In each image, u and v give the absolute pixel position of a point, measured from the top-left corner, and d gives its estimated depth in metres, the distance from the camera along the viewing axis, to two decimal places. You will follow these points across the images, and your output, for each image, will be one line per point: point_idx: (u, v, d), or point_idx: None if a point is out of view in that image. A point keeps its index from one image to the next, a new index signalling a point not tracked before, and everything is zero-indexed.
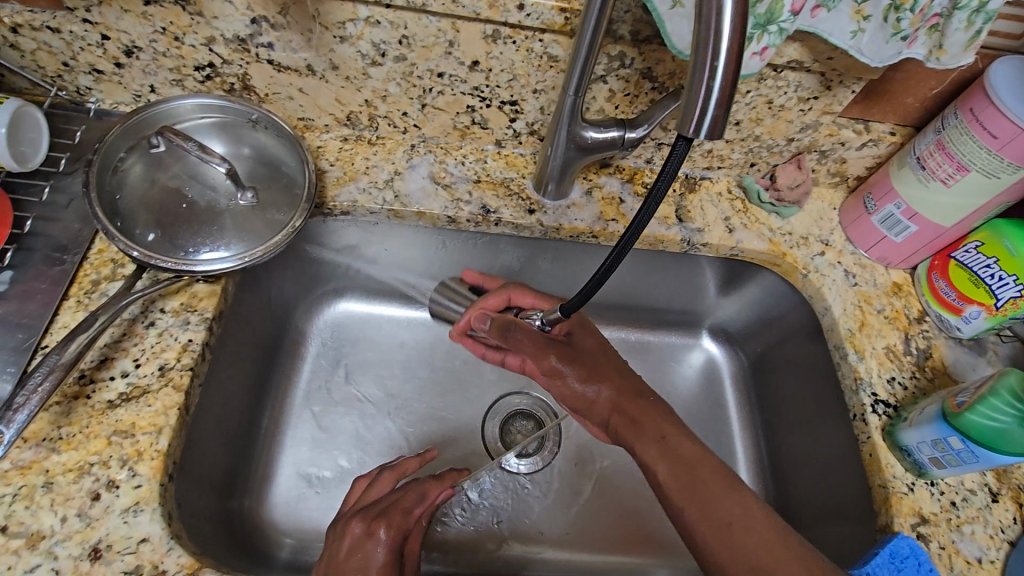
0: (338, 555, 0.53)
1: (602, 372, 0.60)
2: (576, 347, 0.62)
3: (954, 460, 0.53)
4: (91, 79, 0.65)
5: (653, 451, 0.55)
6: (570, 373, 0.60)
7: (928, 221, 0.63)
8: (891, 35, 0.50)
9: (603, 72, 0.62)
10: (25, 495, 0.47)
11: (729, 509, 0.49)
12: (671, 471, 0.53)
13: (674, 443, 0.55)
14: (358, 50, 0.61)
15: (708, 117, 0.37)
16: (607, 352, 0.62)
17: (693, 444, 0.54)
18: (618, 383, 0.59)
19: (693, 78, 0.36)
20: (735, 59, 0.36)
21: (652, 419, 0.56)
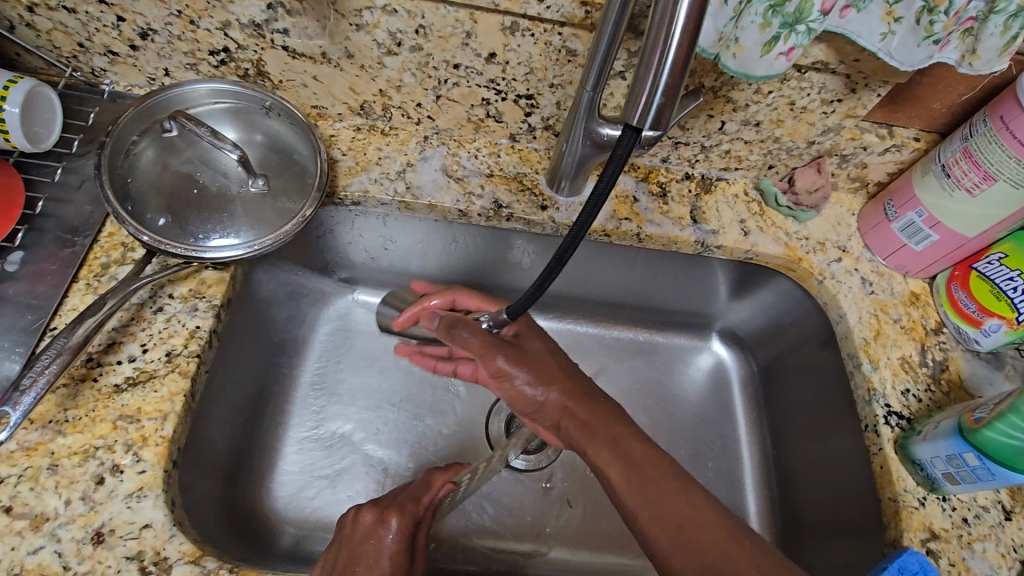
0: (351, 536, 0.53)
1: (552, 374, 0.58)
2: (522, 351, 0.59)
3: (969, 476, 0.52)
4: (106, 61, 0.65)
5: (605, 453, 0.54)
6: (519, 376, 0.58)
7: (951, 230, 0.62)
8: (923, 38, 0.48)
9: (622, 67, 0.61)
10: (30, 476, 0.47)
11: (667, 505, 0.49)
12: (623, 474, 0.52)
13: (624, 444, 0.54)
14: (374, 38, 0.60)
15: (654, 108, 0.42)
16: (555, 354, 0.60)
17: (643, 442, 0.54)
18: (567, 385, 0.58)
19: (643, 69, 0.41)
20: (686, 48, 0.40)
21: (605, 421, 0.55)
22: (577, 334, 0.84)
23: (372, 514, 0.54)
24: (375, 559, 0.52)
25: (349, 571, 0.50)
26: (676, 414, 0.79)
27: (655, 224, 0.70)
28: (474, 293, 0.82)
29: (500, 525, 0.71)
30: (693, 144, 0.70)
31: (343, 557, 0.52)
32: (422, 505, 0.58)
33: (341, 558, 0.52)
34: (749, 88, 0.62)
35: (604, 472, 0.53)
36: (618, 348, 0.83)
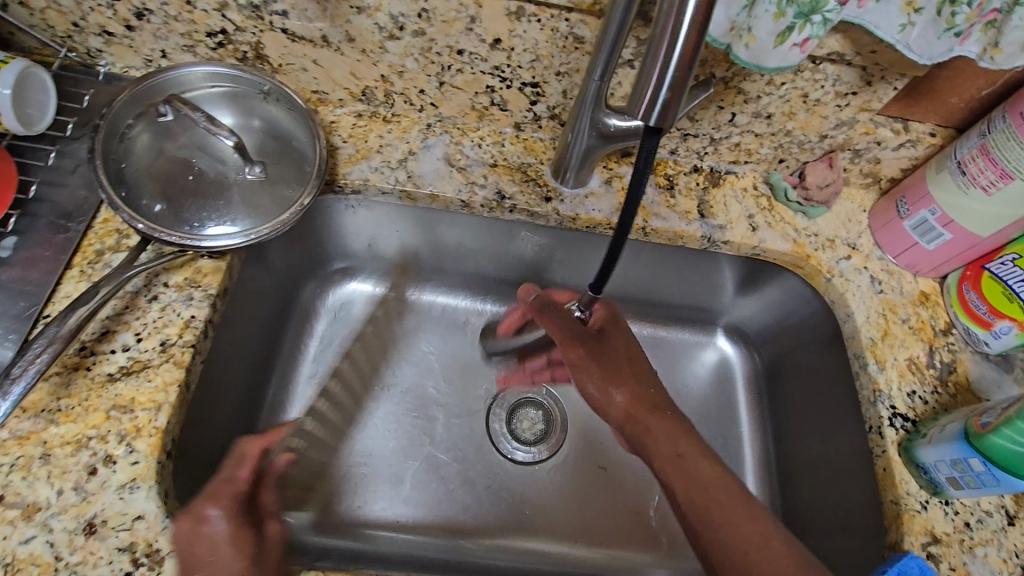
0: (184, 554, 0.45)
1: (623, 377, 0.64)
2: (605, 351, 0.65)
3: (973, 482, 0.51)
4: (101, 41, 0.63)
5: (669, 467, 0.58)
6: (594, 371, 0.65)
7: (963, 229, 0.60)
8: (944, 30, 0.46)
9: (630, 56, 0.59)
10: (22, 466, 0.46)
11: (737, 520, 0.53)
12: (687, 494, 0.56)
13: (690, 464, 0.57)
14: (376, 22, 0.58)
15: (659, 104, 0.41)
16: (632, 357, 0.65)
17: (710, 465, 0.57)
18: (634, 393, 0.63)
19: (648, 63, 0.40)
20: (692, 43, 0.38)
21: (667, 438, 0.59)
22: None
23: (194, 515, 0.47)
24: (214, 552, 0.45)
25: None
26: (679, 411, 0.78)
27: (661, 217, 0.69)
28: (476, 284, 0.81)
29: (498, 518, 0.70)
30: (702, 136, 0.68)
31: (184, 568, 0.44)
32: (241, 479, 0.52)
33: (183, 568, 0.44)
34: (761, 79, 0.60)
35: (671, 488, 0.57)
36: None
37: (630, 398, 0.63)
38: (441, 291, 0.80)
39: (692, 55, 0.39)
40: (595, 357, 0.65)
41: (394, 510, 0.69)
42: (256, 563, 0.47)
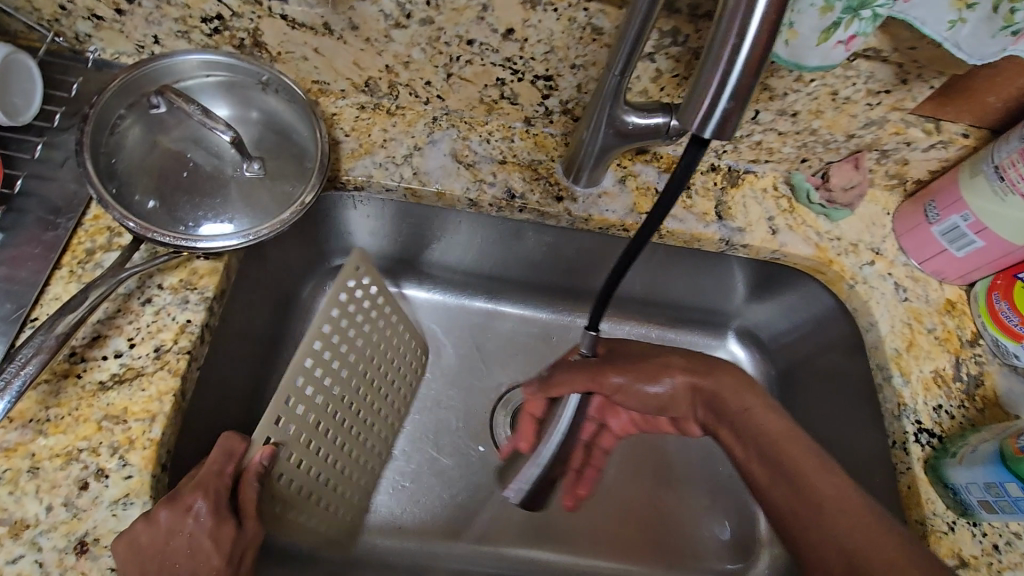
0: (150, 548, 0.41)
1: (663, 367, 0.60)
2: (637, 351, 0.63)
3: (1009, 507, 0.49)
4: (91, 26, 0.59)
5: (736, 425, 0.57)
6: (632, 381, 0.60)
7: (997, 237, 0.57)
8: (999, 28, 0.42)
9: (651, 49, 0.56)
10: (10, 479, 0.44)
11: (808, 471, 0.51)
12: (757, 447, 0.55)
13: (755, 425, 0.55)
14: (381, 9, 0.55)
15: (719, 112, 0.37)
16: (659, 346, 0.63)
17: (774, 415, 0.55)
18: (682, 363, 0.61)
19: (710, 65, 0.37)
20: (760, 51, 0.35)
21: (733, 394, 0.57)
22: None
23: (169, 511, 0.42)
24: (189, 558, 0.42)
25: None
26: None
27: (677, 219, 0.66)
28: (482, 284, 0.78)
29: (501, 524, 0.69)
30: None
31: (152, 569, 0.41)
32: (228, 475, 0.47)
33: (149, 571, 0.41)
34: (789, 75, 0.56)
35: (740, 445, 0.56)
36: None
37: (684, 362, 0.61)
38: (447, 290, 0.79)
39: (759, 61, 0.36)
40: (631, 363, 0.61)
41: (398, 516, 0.68)
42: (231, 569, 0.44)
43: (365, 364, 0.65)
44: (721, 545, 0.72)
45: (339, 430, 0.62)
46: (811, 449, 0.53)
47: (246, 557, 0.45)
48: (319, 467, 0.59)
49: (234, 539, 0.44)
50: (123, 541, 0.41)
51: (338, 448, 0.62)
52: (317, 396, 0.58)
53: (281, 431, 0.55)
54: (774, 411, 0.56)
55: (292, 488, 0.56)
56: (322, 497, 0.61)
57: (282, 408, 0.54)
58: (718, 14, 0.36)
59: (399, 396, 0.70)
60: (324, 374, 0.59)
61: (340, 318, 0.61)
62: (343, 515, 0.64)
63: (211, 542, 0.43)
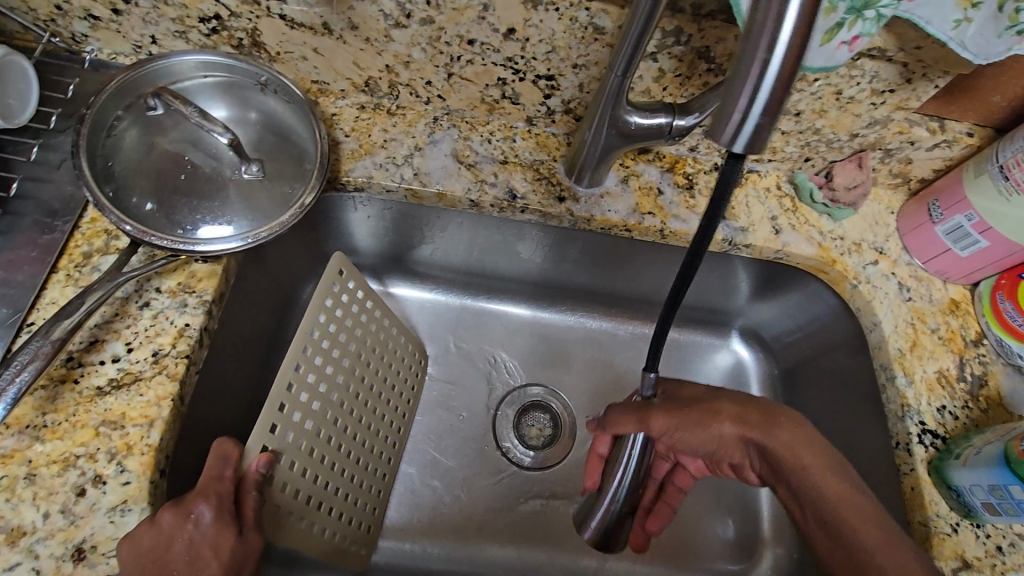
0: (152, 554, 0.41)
1: (711, 413, 0.61)
2: (689, 399, 0.62)
3: (1013, 509, 0.48)
4: (87, 26, 0.59)
5: (793, 482, 0.56)
6: (677, 428, 0.61)
7: (1002, 238, 0.57)
8: (1005, 28, 0.42)
9: (654, 48, 0.55)
10: (6, 487, 0.43)
11: (868, 538, 0.50)
12: (812, 508, 0.55)
13: (812, 488, 0.54)
14: (381, 9, 0.54)
15: (749, 127, 0.35)
16: (711, 389, 0.62)
17: (836, 478, 0.54)
18: (733, 414, 0.60)
19: (739, 77, 0.34)
20: (789, 65, 0.33)
21: (787, 450, 0.56)
22: (590, 329, 0.80)
23: (171, 513, 0.42)
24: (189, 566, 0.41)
25: None
26: None
27: (680, 219, 0.65)
28: (483, 284, 0.78)
29: (503, 527, 0.69)
30: None
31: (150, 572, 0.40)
32: (227, 478, 0.45)
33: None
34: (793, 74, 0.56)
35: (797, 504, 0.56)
36: (633, 345, 0.79)
37: (739, 408, 0.60)
38: (448, 291, 0.78)
39: (790, 73, 0.33)
40: (686, 419, 0.61)
41: (402, 519, 0.68)
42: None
43: (360, 368, 0.62)
44: (723, 545, 0.71)
45: (342, 437, 0.59)
46: (876, 518, 0.51)
47: (245, 568, 0.44)
48: (325, 476, 0.56)
49: (233, 549, 0.43)
50: (126, 541, 0.41)
51: (344, 455, 0.59)
52: (314, 402, 0.54)
53: (279, 439, 0.50)
54: (839, 474, 0.54)
55: (299, 498, 0.53)
56: (333, 507, 0.58)
57: (276, 415, 0.50)
58: (746, 26, 0.34)
59: (402, 401, 0.69)
60: (318, 380, 0.55)
61: (329, 323, 0.56)
62: (363, 526, 0.62)
63: (210, 550, 0.42)
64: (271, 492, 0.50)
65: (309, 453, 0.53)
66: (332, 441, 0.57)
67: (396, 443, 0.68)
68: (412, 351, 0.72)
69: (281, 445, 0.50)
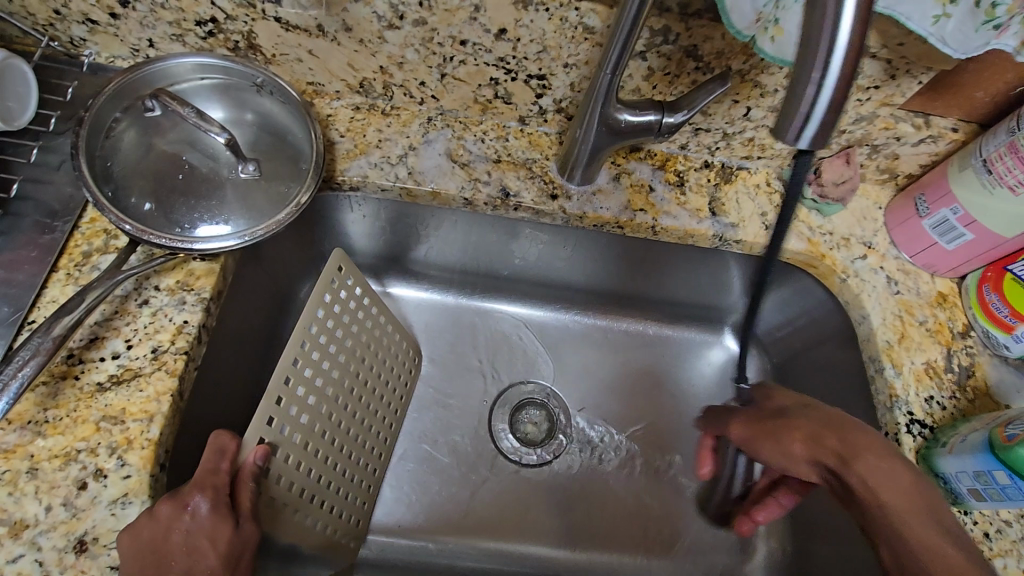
0: (152, 544, 0.41)
1: (797, 429, 0.53)
2: (775, 414, 0.57)
3: (997, 495, 0.49)
4: (85, 30, 0.60)
5: (881, 529, 0.46)
6: (761, 439, 0.56)
7: (986, 230, 0.58)
8: (983, 23, 0.43)
9: (642, 47, 0.56)
10: (9, 481, 0.44)
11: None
12: (892, 551, 0.45)
13: (891, 526, 0.46)
14: (374, 10, 0.55)
15: (815, 122, 0.35)
16: (812, 408, 0.55)
17: (927, 525, 0.45)
18: (811, 432, 0.52)
19: (801, 77, 0.34)
20: (851, 58, 0.33)
21: (878, 485, 0.47)
22: (584, 326, 0.80)
23: (168, 505, 0.43)
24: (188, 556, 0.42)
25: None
26: (685, 413, 0.77)
27: (671, 216, 0.66)
28: (479, 282, 0.79)
29: (499, 522, 0.70)
30: (715, 130, 0.66)
31: (150, 565, 0.41)
32: (223, 472, 0.46)
33: (147, 566, 0.41)
34: (780, 72, 0.57)
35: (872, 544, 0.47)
36: (626, 341, 0.80)
37: (830, 434, 0.51)
38: (444, 289, 0.79)
39: (852, 66, 0.33)
40: (767, 432, 0.56)
41: (397, 514, 0.69)
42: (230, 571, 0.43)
43: (356, 364, 0.63)
44: (718, 539, 0.72)
45: (337, 431, 0.60)
46: None
47: (244, 558, 0.45)
48: (319, 469, 0.57)
49: (230, 540, 0.44)
50: (126, 533, 0.42)
51: (338, 449, 0.60)
52: (310, 396, 0.55)
53: (275, 432, 0.51)
54: (929, 520, 0.45)
55: (293, 491, 0.53)
56: (325, 500, 0.58)
57: (272, 408, 0.50)
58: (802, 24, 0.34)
59: (396, 397, 0.70)
60: (314, 375, 0.56)
61: (326, 319, 0.57)
62: (353, 520, 0.63)
63: (208, 541, 0.43)
64: (269, 485, 0.50)
65: (304, 446, 0.54)
66: (326, 436, 0.58)
67: (389, 439, 0.69)
68: (407, 348, 0.72)
69: (277, 438, 0.51)
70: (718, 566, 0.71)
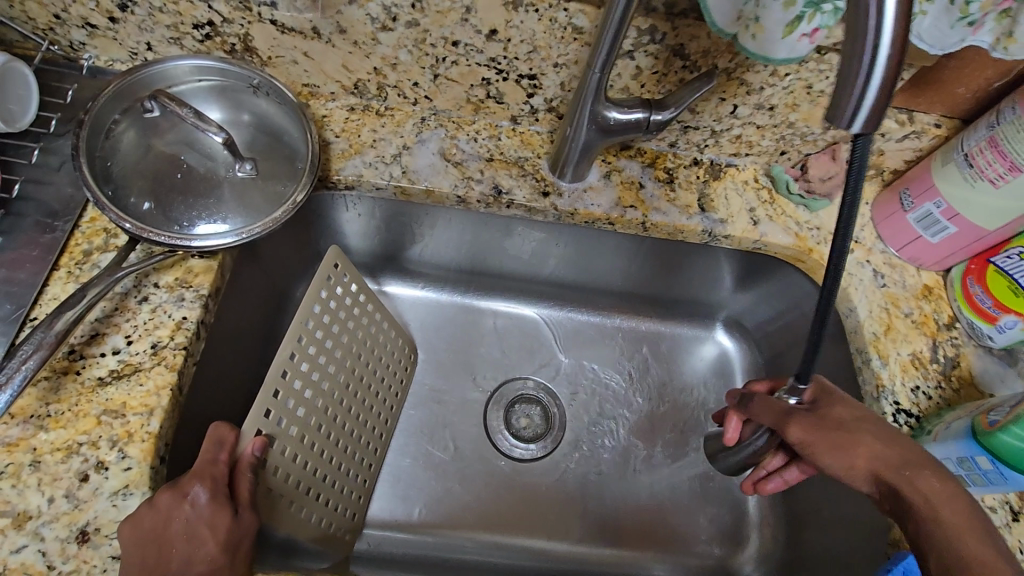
0: (153, 532, 0.42)
1: (855, 438, 0.51)
2: (834, 421, 0.53)
3: (980, 480, 0.51)
4: (85, 34, 0.61)
5: (938, 539, 0.44)
6: (815, 443, 0.53)
7: (969, 223, 0.59)
8: (957, 20, 0.45)
9: (630, 46, 0.58)
10: (12, 473, 0.45)
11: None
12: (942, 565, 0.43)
13: (952, 545, 0.43)
14: (368, 13, 0.57)
15: (868, 103, 0.32)
16: (864, 420, 0.53)
17: (983, 540, 0.43)
18: (872, 450, 0.50)
19: (849, 58, 0.32)
20: (899, 42, 0.31)
21: (936, 498, 0.46)
22: (578, 322, 0.82)
23: (168, 494, 0.44)
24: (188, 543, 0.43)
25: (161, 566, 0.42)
26: (677, 407, 0.78)
27: (661, 212, 0.68)
28: (474, 280, 0.80)
29: (494, 516, 0.71)
30: (703, 128, 0.67)
31: (152, 552, 0.42)
32: (222, 462, 0.47)
33: (149, 554, 0.42)
34: (764, 70, 0.58)
35: (921, 558, 0.45)
36: (620, 337, 0.81)
37: (891, 453, 0.50)
38: (440, 287, 0.81)
39: (900, 47, 0.31)
40: (831, 442, 0.52)
41: (391, 509, 0.70)
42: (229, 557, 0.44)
43: (352, 359, 0.64)
44: (711, 530, 0.73)
45: (333, 426, 0.61)
46: None
47: (244, 544, 0.45)
48: (315, 462, 0.58)
49: (230, 528, 0.45)
50: (127, 522, 0.43)
51: (334, 443, 0.61)
52: (307, 390, 0.56)
53: (273, 424, 0.52)
54: (985, 537, 0.43)
55: (289, 482, 0.54)
56: (321, 493, 0.59)
57: (271, 400, 0.51)
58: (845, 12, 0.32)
59: (392, 393, 0.71)
60: (311, 369, 0.57)
61: (323, 314, 0.58)
62: (349, 513, 0.64)
63: (207, 528, 0.44)
64: (265, 475, 0.51)
65: (300, 439, 0.55)
66: (322, 430, 0.59)
67: (384, 434, 0.70)
68: (403, 345, 0.73)
69: (274, 430, 0.52)
70: (712, 557, 0.71)
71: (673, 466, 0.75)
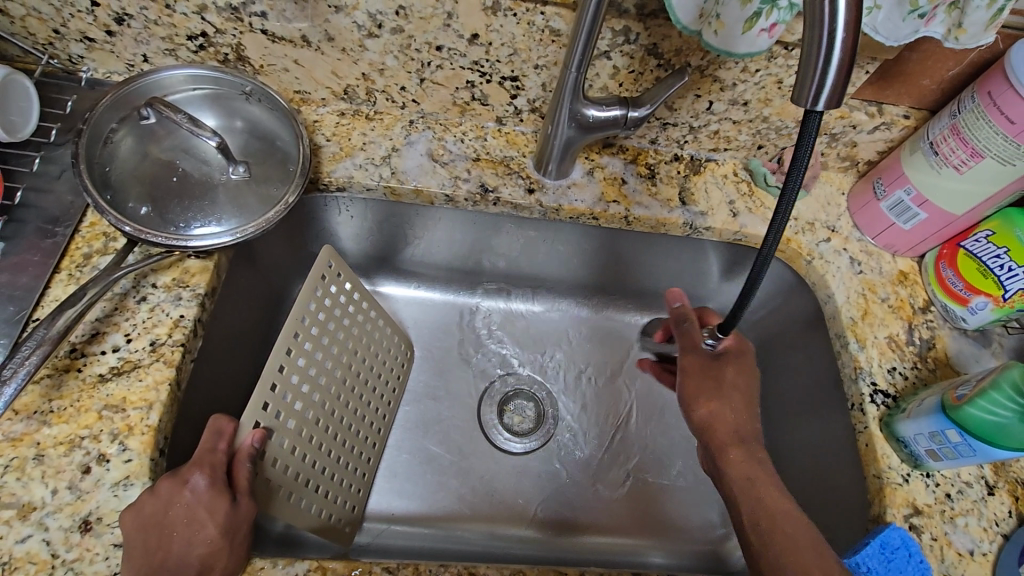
0: (154, 516, 0.44)
1: (721, 391, 0.60)
2: (715, 374, 0.60)
3: (951, 452, 0.53)
4: (83, 47, 0.63)
5: (738, 485, 0.55)
6: (695, 383, 0.61)
7: (938, 208, 0.61)
8: (909, 12, 0.47)
9: (607, 47, 0.60)
10: (17, 467, 0.47)
11: (808, 564, 0.48)
12: (753, 516, 0.53)
13: (758, 493, 0.54)
14: (354, 20, 0.59)
15: (827, 88, 0.35)
16: (745, 387, 0.61)
17: (779, 492, 0.54)
18: (717, 407, 0.59)
19: (810, 44, 0.34)
20: (853, 24, 0.33)
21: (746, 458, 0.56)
22: (568, 318, 0.84)
23: (169, 482, 0.46)
24: (187, 527, 0.44)
25: (162, 550, 0.44)
26: (666, 397, 0.80)
27: (643, 206, 0.70)
28: (466, 279, 0.82)
29: (488, 507, 0.72)
30: (681, 124, 0.69)
31: (154, 537, 0.44)
32: (221, 451, 0.49)
33: (151, 538, 0.44)
34: (736, 67, 0.61)
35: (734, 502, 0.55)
36: (609, 331, 0.83)
37: (733, 415, 0.59)
38: (433, 286, 0.83)
39: (855, 34, 0.34)
40: (700, 385, 0.60)
41: (389, 502, 0.71)
42: (228, 539, 0.45)
43: (348, 356, 0.65)
44: (702, 515, 0.74)
45: (330, 420, 0.62)
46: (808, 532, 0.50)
47: (243, 529, 0.46)
48: (313, 455, 0.59)
49: (229, 513, 0.46)
50: (129, 511, 0.44)
51: (331, 436, 0.63)
52: (304, 384, 0.58)
53: (271, 416, 0.54)
54: (784, 491, 0.54)
55: (288, 473, 0.56)
56: (320, 485, 0.61)
57: (268, 393, 0.53)
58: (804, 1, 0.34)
59: (388, 389, 0.73)
60: (308, 364, 0.58)
61: (319, 311, 0.60)
62: (349, 506, 0.65)
63: (206, 513, 0.45)
64: (263, 466, 0.53)
65: (298, 431, 0.57)
66: (320, 423, 0.60)
67: (380, 429, 0.71)
68: (399, 343, 0.75)
69: (273, 423, 0.54)
70: (703, 544, 0.73)
71: (663, 454, 0.77)
